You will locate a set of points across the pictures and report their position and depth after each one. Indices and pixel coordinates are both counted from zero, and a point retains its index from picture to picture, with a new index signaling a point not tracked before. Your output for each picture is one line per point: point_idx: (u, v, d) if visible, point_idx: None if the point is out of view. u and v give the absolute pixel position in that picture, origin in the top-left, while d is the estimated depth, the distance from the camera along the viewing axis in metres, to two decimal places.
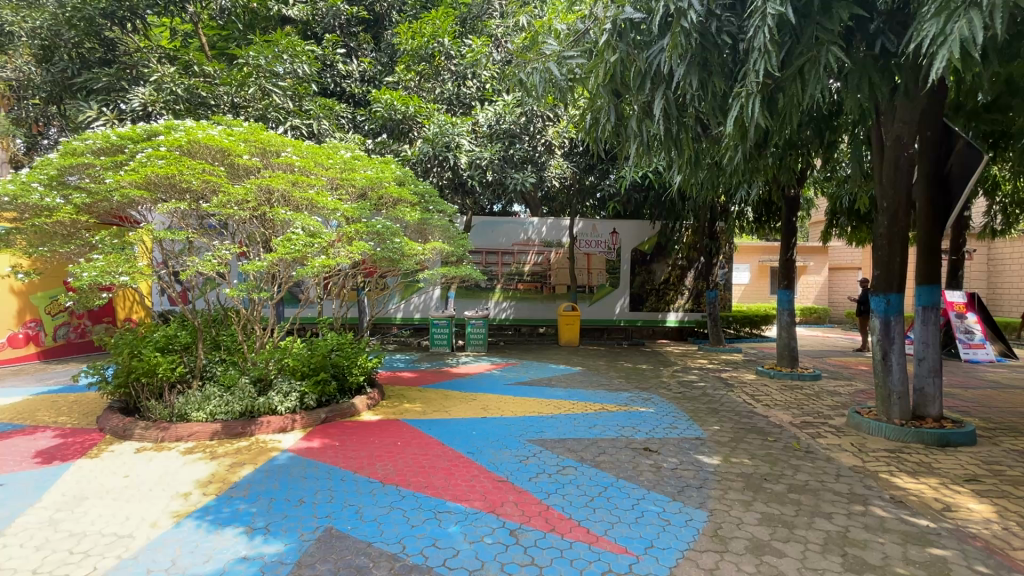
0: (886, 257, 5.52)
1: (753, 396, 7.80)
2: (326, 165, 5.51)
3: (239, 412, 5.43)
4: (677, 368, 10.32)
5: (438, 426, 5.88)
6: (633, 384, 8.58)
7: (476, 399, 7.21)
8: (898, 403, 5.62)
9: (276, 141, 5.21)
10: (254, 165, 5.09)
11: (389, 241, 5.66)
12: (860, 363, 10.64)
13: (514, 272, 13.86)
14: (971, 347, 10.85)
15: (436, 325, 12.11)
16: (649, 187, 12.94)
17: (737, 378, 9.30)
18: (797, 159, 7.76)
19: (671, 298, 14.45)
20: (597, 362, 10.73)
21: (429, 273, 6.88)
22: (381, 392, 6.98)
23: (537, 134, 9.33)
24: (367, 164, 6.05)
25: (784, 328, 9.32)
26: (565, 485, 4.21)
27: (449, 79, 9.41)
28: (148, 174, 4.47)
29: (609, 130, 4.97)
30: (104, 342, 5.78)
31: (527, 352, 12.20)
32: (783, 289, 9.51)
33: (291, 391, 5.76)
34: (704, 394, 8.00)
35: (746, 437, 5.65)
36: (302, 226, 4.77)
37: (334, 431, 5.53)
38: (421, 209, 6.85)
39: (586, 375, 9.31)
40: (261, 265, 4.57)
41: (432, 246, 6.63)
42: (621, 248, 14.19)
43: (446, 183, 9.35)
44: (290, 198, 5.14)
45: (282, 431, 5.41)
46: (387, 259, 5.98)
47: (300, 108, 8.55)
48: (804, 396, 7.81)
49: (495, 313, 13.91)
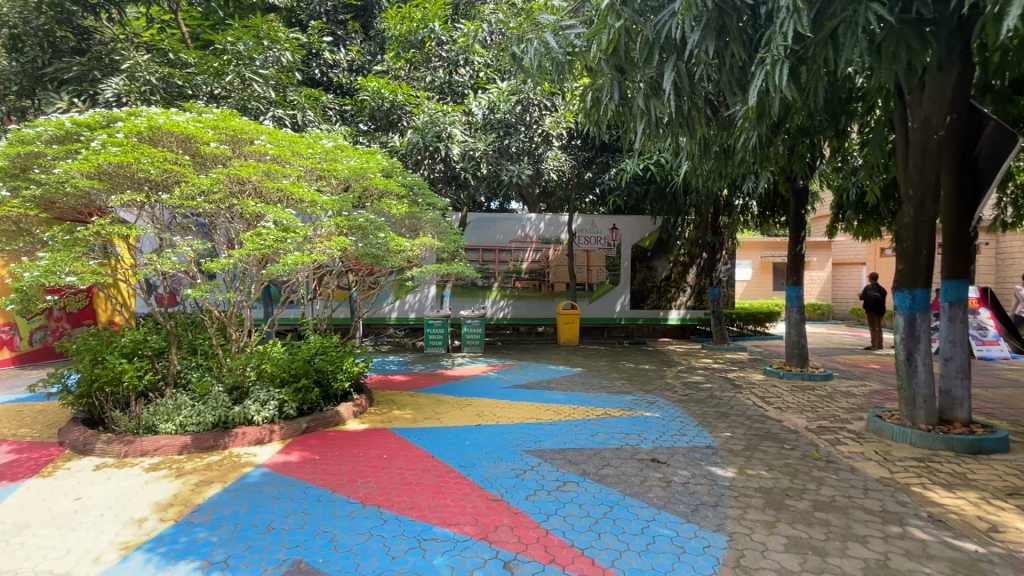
0: (912, 249, 5.10)
1: (763, 399, 7.41)
2: (306, 155, 5.13)
3: (211, 423, 4.99)
4: (682, 368, 9.91)
5: (429, 435, 5.46)
6: (636, 386, 8.17)
7: (471, 404, 6.79)
8: (924, 407, 5.22)
9: (250, 128, 4.78)
10: (223, 154, 4.62)
11: (373, 235, 5.30)
12: (870, 361, 10.23)
13: (512, 270, 13.44)
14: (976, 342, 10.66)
15: (431, 325, 11.70)
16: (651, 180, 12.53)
17: (745, 378, 8.89)
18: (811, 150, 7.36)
19: (673, 295, 14.07)
20: (598, 363, 10.33)
21: (419, 269, 6.46)
22: (370, 398, 6.56)
23: (534, 126, 8.90)
24: (352, 154, 5.65)
25: (793, 325, 8.94)
26: (566, 504, 3.80)
27: (440, 66, 8.97)
28: (99, 163, 4.01)
29: (610, 113, 4.59)
30: (66, 347, 5.34)
31: (526, 352, 11.78)
32: (791, 285, 9.11)
33: (269, 399, 5.31)
34: (711, 396, 7.59)
35: (761, 445, 5.23)
36: (273, 220, 4.32)
37: (316, 443, 5.11)
38: (409, 202, 6.42)
39: (587, 376, 8.91)
40: (227, 264, 4.18)
41: (421, 241, 6.20)
42: (621, 244, 13.81)
43: (438, 175, 8.93)
44: (264, 190, 4.69)
45: (259, 444, 4.99)
46: (373, 257, 5.58)
47: (283, 98, 8.13)
48: (817, 397, 7.41)
49: (492, 313, 13.49)
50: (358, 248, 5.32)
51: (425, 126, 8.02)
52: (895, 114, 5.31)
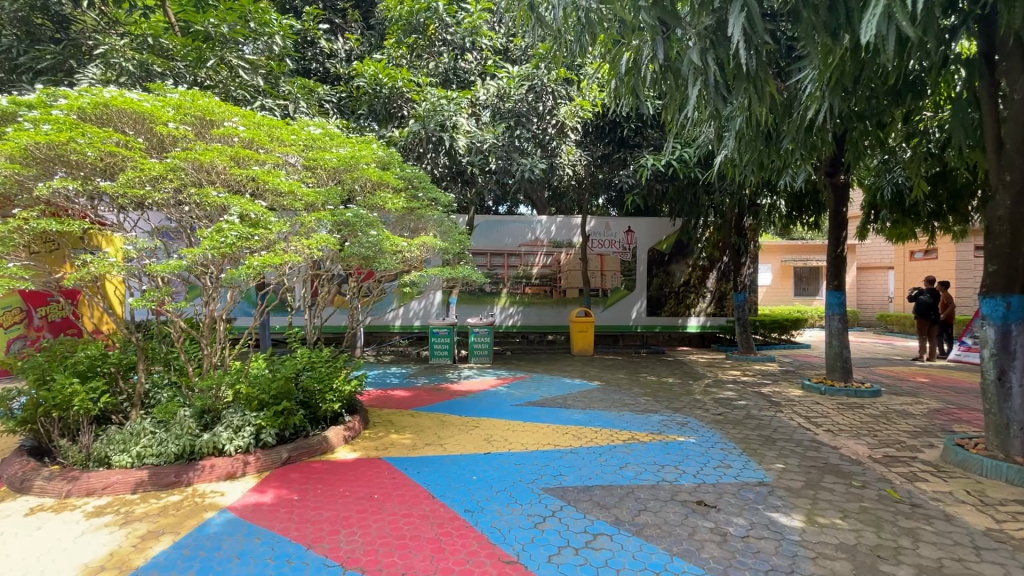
0: (1009, 248, 4.42)
1: (809, 419, 6.55)
2: (287, 143, 4.47)
3: (174, 455, 4.24)
4: (709, 382, 9.04)
5: (429, 467, 4.67)
6: (662, 403, 7.34)
7: (478, 426, 5.99)
8: (1020, 436, 4.38)
9: (220, 108, 4.11)
10: (184, 135, 3.89)
11: (364, 230, 4.60)
12: (918, 375, 9.32)
13: (522, 275, 12.67)
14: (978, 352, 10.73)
15: (436, 334, 10.95)
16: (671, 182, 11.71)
17: (781, 393, 8.01)
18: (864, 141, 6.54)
19: (692, 301, 13.26)
20: (616, 375, 9.51)
21: (417, 274, 5.72)
22: (364, 420, 5.81)
23: (549, 116, 8.16)
24: (343, 143, 4.98)
25: (834, 335, 8.10)
26: (600, 570, 3.00)
27: (444, 51, 8.35)
28: (25, 144, 3.31)
29: (650, 78, 3.95)
30: (12, 364, 4.63)
31: (538, 363, 11.00)
32: (832, 291, 8.25)
33: (245, 425, 4.56)
34: (748, 416, 6.74)
35: (823, 481, 4.40)
36: (239, 214, 3.59)
37: (298, 477, 4.35)
38: (408, 196, 5.67)
39: (606, 391, 8.09)
40: (178, 267, 3.48)
41: (420, 241, 5.46)
42: (638, 248, 13.00)
43: (442, 171, 8.23)
44: (232, 181, 3.97)
45: (229, 479, 4.24)
46: (362, 259, 4.84)
47: (274, 89, 7.50)
48: (870, 418, 6.52)
49: (501, 320, 12.71)
50: (344, 248, 4.58)
51: (427, 115, 7.32)
52: (981, 94, 4.65)
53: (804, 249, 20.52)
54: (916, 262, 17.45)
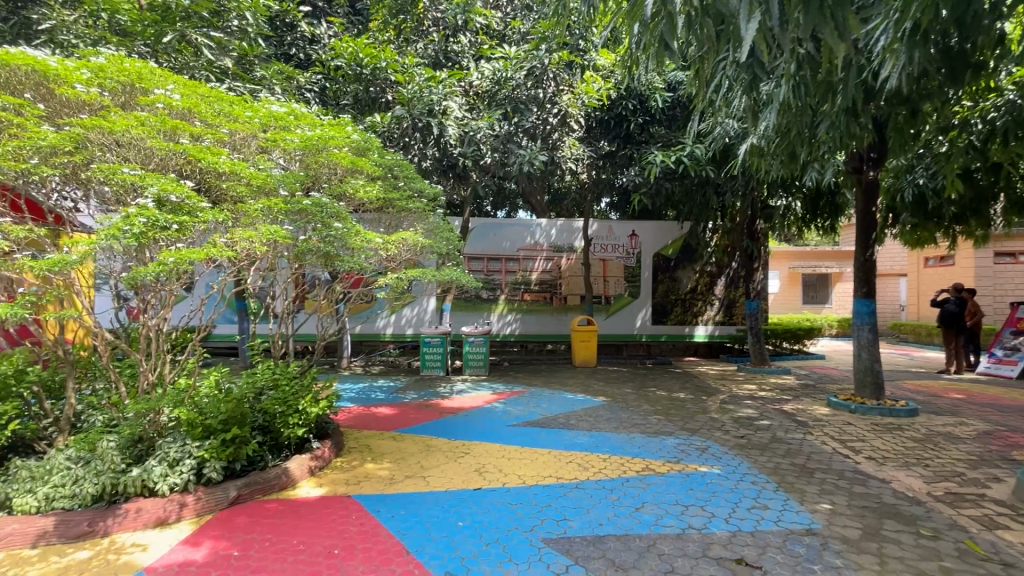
0: None
1: (844, 444, 5.80)
2: (239, 120, 3.79)
3: (92, 497, 3.45)
4: (725, 398, 8.27)
5: (407, 509, 3.88)
6: (676, 423, 6.56)
7: (469, 453, 5.21)
8: None
9: (157, 75, 3.48)
10: (98, 100, 3.22)
11: (327, 215, 3.83)
12: (952, 391, 8.56)
13: (520, 281, 11.92)
14: (1011, 364, 10.07)
15: (427, 344, 10.21)
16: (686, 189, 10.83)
17: (806, 412, 7.23)
18: (912, 126, 5.78)
19: (699, 309, 12.53)
20: (622, 389, 8.74)
21: (395, 276, 4.96)
22: (337, 446, 5.04)
23: (551, 103, 7.52)
24: (311, 126, 4.29)
25: (862, 347, 7.38)
26: None
27: (434, 31, 7.78)
28: None
29: (686, 26, 3.15)
30: None
31: (537, 375, 10.21)
32: (860, 298, 7.50)
33: (185, 457, 3.78)
34: (774, 439, 5.96)
35: (885, 529, 3.63)
36: (156, 197, 2.85)
37: (244, 524, 3.55)
38: (387, 185, 4.93)
39: (612, 408, 7.33)
40: (63, 261, 2.81)
41: (399, 238, 4.66)
42: (642, 253, 12.28)
43: (431, 165, 7.52)
44: (160, 161, 3.25)
45: (158, 526, 3.47)
46: (326, 257, 4.07)
47: (246, 73, 6.77)
48: (914, 443, 5.75)
49: (498, 329, 11.95)
50: (300, 243, 3.83)
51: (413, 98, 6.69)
52: None
53: (813, 255, 19.78)
54: (931, 269, 16.76)
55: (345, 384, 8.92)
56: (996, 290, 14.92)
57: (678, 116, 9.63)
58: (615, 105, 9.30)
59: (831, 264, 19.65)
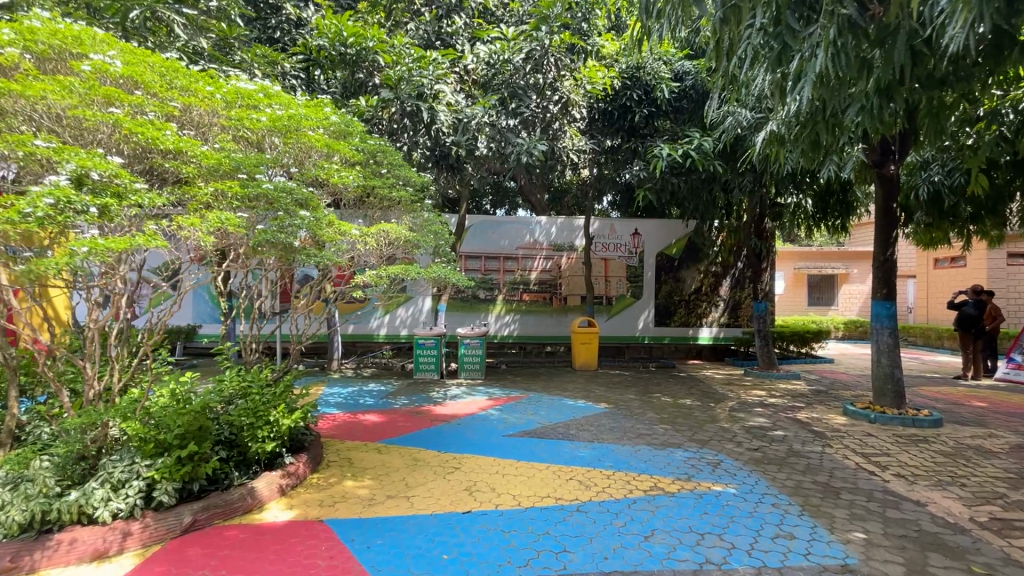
0: None
1: (868, 458, 5.34)
2: (198, 96, 3.45)
3: (18, 527, 2.99)
4: (734, 405, 7.81)
5: (386, 536, 3.42)
6: (684, 434, 6.11)
7: (459, 468, 4.75)
8: None
9: (98, 41, 3.17)
10: (17, 63, 2.96)
11: (290, 202, 3.43)
12: (973, 400, 8.09)
13: (518, 281, 11.45)
14: None
15: (421, 346, 9.76)
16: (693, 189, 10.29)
17: (823, 421, 6.76)
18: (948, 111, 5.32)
19: (704, 311, 12.06)
20: (625, 395, 8.28)
21: (374, 273, 4.58)
22: (315, 459, 4.59)
23: (551, 89, 7.38)
24: (285, 106, 3.87)
25: (881, 352, 6.92)
26: None
27: (425, 12, 7.43)
28: None
29: None
30: None
31: (536, 379, 9.74)
32: (879, 300, 7.04)
33: (132, 478, 3.33)
34: (790, 453, 5.49)
35: (931, 565, 3.19)
36: (75, 173, 2.66)
37: (196, 556, 3.09)
38: (367, 171, 4.51)
39: (615, 416, 6.88)
40: None
41: (376, 228, 4.38)
42: (645, 252, 11.82)
43: (424, 155, 7.10)
44: (81, 129, 2.96)
45: (96, 560, 3.02)
46: (291, 253, 3.67)
47: (224, 56, 6.27)
48: (944, 458, 5.29)
49: (495, 330, 11.49)
50: (257, 233, 3.36)
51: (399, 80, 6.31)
52: None
53: (818, 256, 19.31)
54: (941, 271, 16.30)
55: (333, 388, 8.44)
56: (1009, 293, 14.49)
57: (684, 108, 9.15)
58: (618, 94, 8.83)
59: (837, 265, 19.15)
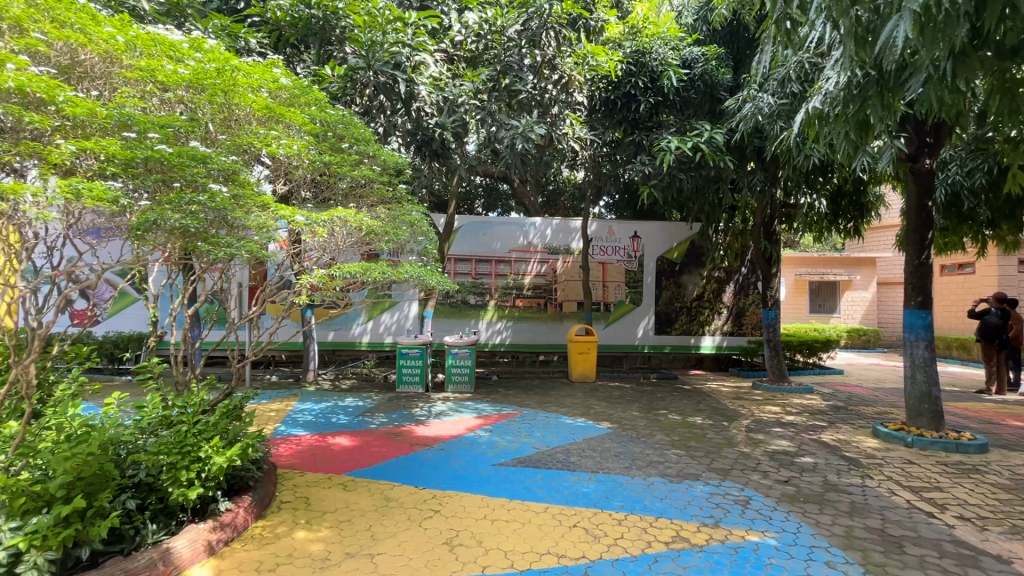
0: None
1: (919, 494, 4.59)
2: (90, 35, 3.12)
3: None
4: (749, 424, 7.05)
5: None
6: (701, 463, 5.33)
7: (439, 513, 3.90)
8: None
9: None
10: None
11: (190, 175, 3.04)
12: (1009, 418, 7.38)
13: (511, 286, 10.65)
14: None
15: (404, 356, 8.91)
16: (701, 191, 9.34)
17: (852, 445, 6.02)
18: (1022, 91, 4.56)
19: (706, 319, 11.27)
20: (628, 412, 7.48)
21: (322, 273, 3.88)
22: (261, 503, 3.74)
23: (550, 67, 6.96)
24: (216, 61, 3.34)
25: (917, 368, 6.19)
26: None
27: None
28: None
29: None
30: None
31: (530, 393, 8.91)
32: (912, 309, 6.30)
33: None
34: (827, 486, 4.71)
35: None
36: None
37: None
38: (323, 145, 3.91)
39: (620, 439, 6.08)
40: None
41: (328, 214, 3.75)
42: (644, 256, 11.07)
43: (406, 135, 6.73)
44: None
45: None
46: (202, 247, 3.13)
47: (174, 23, 5.51)
48: (1006, 495, 4.55)
49: (486, 338, 10.66)
50: (138, 213, 2.88)
51: (369, 47, 5.77)
52: None
53: (819, 262, 18.64)
54: (948, 277, 15.72)
55: (304, 405, 7.55)
56: None
57: (691, 101, 8.29)
58: (622, 82, 8.09)
59: (838, 272, 18.55)
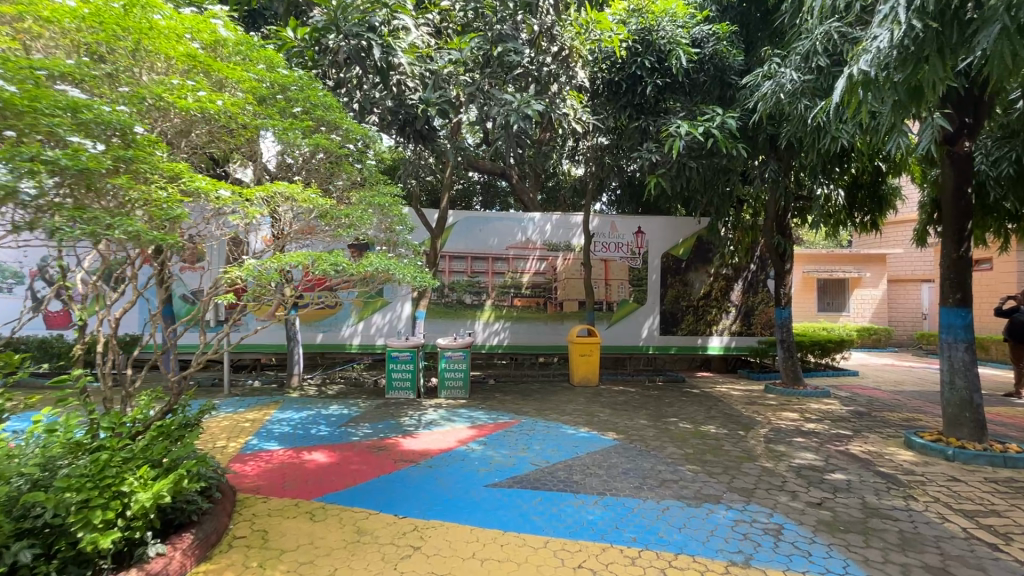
0: None
1: (974, 519, 3.99)
2: None
3: None
4: (767, 434, 6.44)
5: None
6: (721, 481, 4.72)
7: (420, 551, 3.29)
8: None
9: None
10: None
11: (44, 125, 2.63)
12: None
13: (509, 284, 10.06)
14: None
15: (394, 360, 8.31)
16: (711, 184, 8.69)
17: (886, 459, 5.41)
18: None
19: (714, 318, 10.65)
20: (634, 421, 6.87)
21: (264, 265, 3.45)
22: (206, 545, 3.13)
23: (548, 39, 6.44)
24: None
25: (955, 372, 5.59)
26: None
27: None
28: None
29: None
30: None
31: (529, 399, 8.31)
32: (952, 308, 5.68)
33: None
34: (868, 511, 4.11)
35: None
36: None
37: None
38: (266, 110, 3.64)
39: (629, 453, 5.47)
40: None
41: (266, 188, 3.39)
42: (649, 253, 10.47)
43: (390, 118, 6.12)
44: None
45: None
46: (64, 221, 2.65)
47: None
48: None
49: (482, 339, 10.07)
50: None
51: (340, 7, 5.28)
52: None
53: (828, 258, 17.97)
54: None
55: (284, 414, 6.94)
56: None
57: (700, 84, 7.74)
58: (627, 62, 7.54)
59: (848, 269, 17.94)
